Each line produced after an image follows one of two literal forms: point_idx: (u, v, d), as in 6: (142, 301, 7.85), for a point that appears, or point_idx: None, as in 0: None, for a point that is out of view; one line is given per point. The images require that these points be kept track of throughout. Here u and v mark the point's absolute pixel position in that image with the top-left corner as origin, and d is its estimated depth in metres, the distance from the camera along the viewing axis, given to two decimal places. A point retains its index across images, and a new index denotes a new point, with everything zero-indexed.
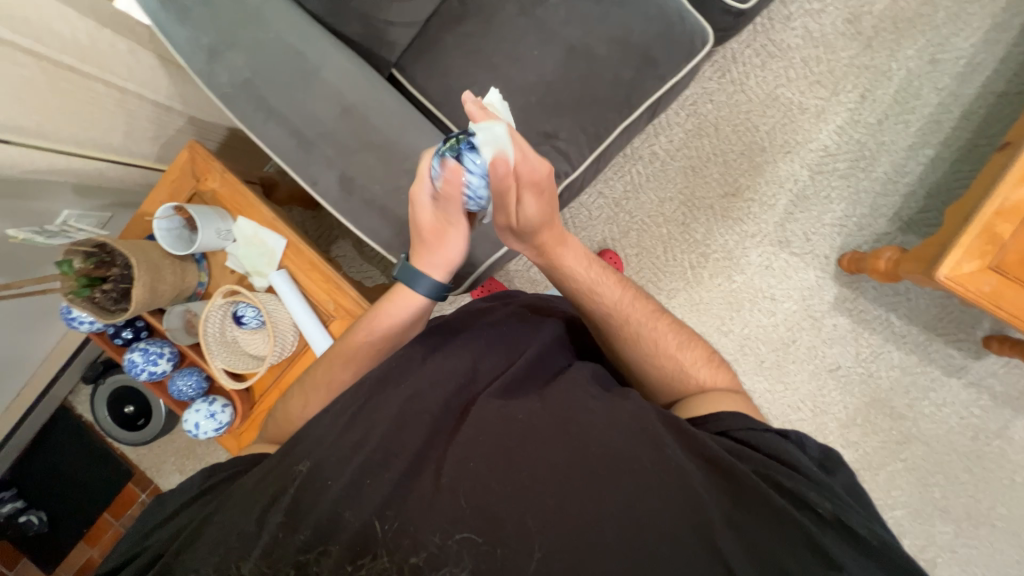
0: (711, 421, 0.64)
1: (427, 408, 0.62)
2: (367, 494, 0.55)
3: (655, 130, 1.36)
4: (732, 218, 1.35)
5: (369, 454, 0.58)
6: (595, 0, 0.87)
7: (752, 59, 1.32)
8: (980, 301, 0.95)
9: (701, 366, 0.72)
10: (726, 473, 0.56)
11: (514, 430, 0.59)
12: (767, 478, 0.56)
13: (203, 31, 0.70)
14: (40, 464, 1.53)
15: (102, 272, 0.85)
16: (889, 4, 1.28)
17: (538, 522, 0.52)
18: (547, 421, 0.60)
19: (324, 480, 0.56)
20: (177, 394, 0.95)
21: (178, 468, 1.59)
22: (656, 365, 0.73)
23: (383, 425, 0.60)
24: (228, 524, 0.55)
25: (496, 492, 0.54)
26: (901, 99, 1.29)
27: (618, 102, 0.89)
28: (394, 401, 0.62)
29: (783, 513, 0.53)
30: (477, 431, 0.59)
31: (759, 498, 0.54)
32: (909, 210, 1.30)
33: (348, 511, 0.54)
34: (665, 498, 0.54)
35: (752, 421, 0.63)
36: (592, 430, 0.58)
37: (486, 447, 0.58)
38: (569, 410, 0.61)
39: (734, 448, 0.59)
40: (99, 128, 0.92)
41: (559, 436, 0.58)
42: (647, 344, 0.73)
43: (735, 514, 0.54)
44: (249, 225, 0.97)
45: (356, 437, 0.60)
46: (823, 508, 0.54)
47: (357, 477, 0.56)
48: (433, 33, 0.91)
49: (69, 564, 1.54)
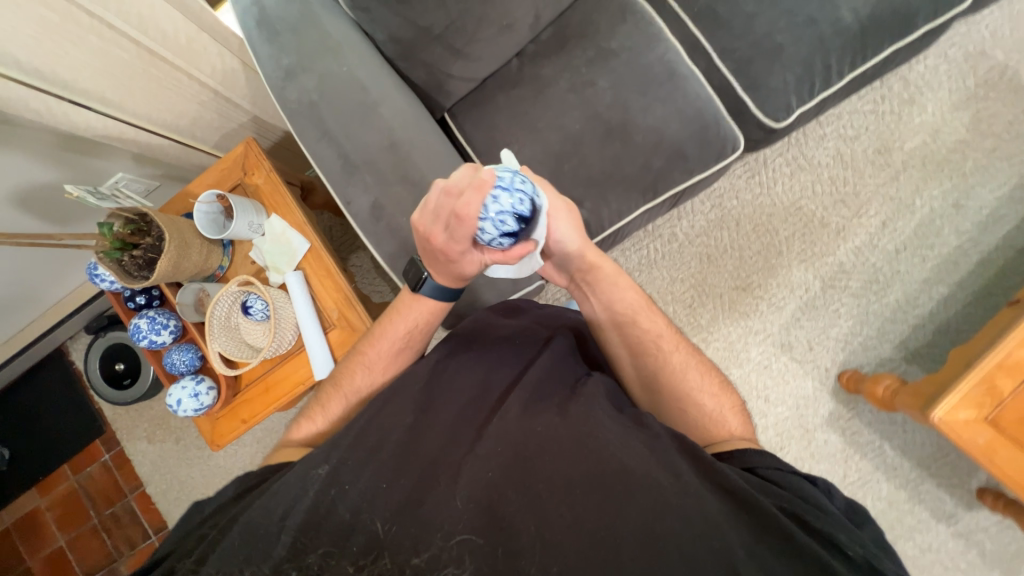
0: (736, 457, 0.66)
1: (448, 413, 0.67)
2: (383, 497, 0.56)
3: (679, 213, 1.41)
4: (739, 311, 1.37)
5: (384, 460, 0.60)
6: (641, 92, 0.94)
7: (782, 167, 1.38)
8: (973, 452, 0.93)
9: (733, 413, 0.74)
10: (748, 507, 0.56)
11: (530, 438, 0.61)
12: (793, 516, 0.56)
13: (286, 53, 0.79)
14: (18, 401, 1.55)
15: (136, 239, 0.91)
16: (920, 145, 1.34)
17: (551, 532, 0.53)
18: (565, 434, 0.61)
19: (342, 484, 0.58)
20: (169, 366, 0.97)
21: (147, 435, 1.56)
22: (687, 405, 0.74)
23: (396, 431, 0.64)
24: (247, 530, 0.54)
25: (511, 498, 0.55)
26: (921, 233, 1.33)
27: (644, 186, 0.94)
28: (409, 408, 0.67)
29: (806, 549, 0.52)
30: (494, 436, 0.62)
31: (785, 534, 0.53)
32: (915, 342, 1.30)
33: (365, 514, 0.55)
34: (687, 520, 0.53)
35: (779, 462, 0.64)
36: (610, 447, 0.60)
37: (505, 453, 0.60)
38: (586, 424, 0.63)
39: (758, 484, 0.60)
40: (171, 111, 1.01)
41: (575, 449, 0.60)
42: (683, 377, 0.76)
43: (760, 549, 0.52)
44: (279, 224, 1.02)
45: (373, 440, 0.63)
46: (852, 551, 0.53)
47: (375, 480, 0.58)
48: (488, 90, 0.99)
49: (18, 506, 1.56)
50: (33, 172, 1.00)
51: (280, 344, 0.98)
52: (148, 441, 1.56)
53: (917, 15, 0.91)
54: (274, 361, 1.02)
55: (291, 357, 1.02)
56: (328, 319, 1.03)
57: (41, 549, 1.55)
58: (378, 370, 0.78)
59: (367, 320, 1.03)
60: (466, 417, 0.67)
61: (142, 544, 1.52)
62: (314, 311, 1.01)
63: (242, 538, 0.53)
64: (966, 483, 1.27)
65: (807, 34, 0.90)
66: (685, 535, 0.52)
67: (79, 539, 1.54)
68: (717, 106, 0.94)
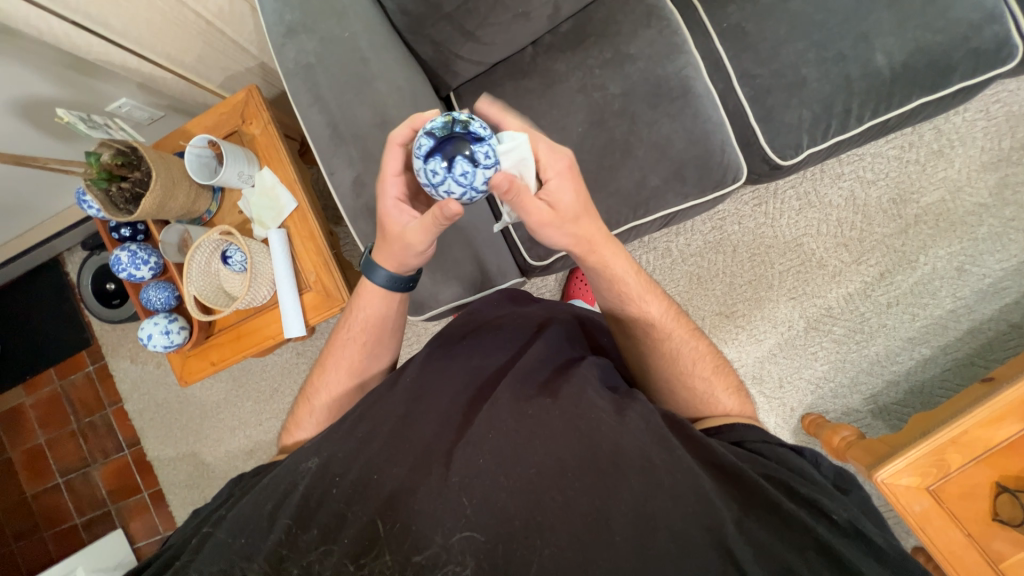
0: (727, 432, 0.65)
1: (434, 404, 0.65)
2: (374, 487, 0.57)
3: (678, 229, 1.39)
4: (719, 337, 1.36)
5: (377, 450, 0.60)
6: (651, 105, 0.90)
7: (792, 200, 1.35)
8: (908, 518, 0.95)
9: (727, 392, 0.71)
10: (738, 482, 0.55)
11: (522, 424, 0.59)
12: (782, 485, 0.56)
13: (289, 10, 0.78)
14: (13, 303, 1.60)
15: (125, 172, 0.92)
16: (937, 201, 1.29)
17: (549, 520, 0.52)
18: (557, 418, 0.59)
19: (334, 476, 0.59)
20: (146, 302, 1.00)
21: (131, 355, 1.60)
22: (684, 383, 0.71)
23: (390, 418, 0.64)
24: (242, 531, 0.57)
25: (506, 488, 0.54)
26: (918, 291, 1.30)
27: (636, 202, 0.92)
28: (399, 399, 0.66)
29: (796, 521, 0.52)
30: (485, 422, 0.60)
31: (771, 504, 0.53)
32: (886, 398, 1.30)
33: (358, 505, 0.56)
34: (679, 500, 0.53)
35: (766, 435, 0.64)
36: (603, 427, 0.57)
37: (497, 440, 0.58)
38: (579, 406, 0.60)
39: (745, 456, 0.59)
40: (178, 48, 1.00)
41: (566, 431, 0.57)
42: (681, 360, 0.72)
43: (748, 522, 0.52)
44: (270, 178, 1.02)
45: (365, 430, 0.63)
46: (838, 516, 0.53)
47: (367, 469, 0.59)
48: (496, 77, 0.97)
49: (5, 400, 1.64)
50: (35, 86, 1.00)
51: (255, 297, 1.00)
52: (130, 361, 1.60)
53: (952, 70, 0.87)
54: (248, 312, 1.04)
55: (263, 311, 1.04)
56: (305, 281, 1.04)
57: (23, 443, 1.63)
58: (343, 369, 0.78)
59: (341, 289, 1.04)
60: (457, 401, 0.66)
61: (115, 456, 1.60)
62: (292, 271, 1.02)
63: (239, 531, 0.57)
64: (904, 541, 1.27)
65: (832, 74, 0.87)
66: (678, 514, 0.52)
67: (58, 439, 1.62)
68: (727, 131, 0.91)
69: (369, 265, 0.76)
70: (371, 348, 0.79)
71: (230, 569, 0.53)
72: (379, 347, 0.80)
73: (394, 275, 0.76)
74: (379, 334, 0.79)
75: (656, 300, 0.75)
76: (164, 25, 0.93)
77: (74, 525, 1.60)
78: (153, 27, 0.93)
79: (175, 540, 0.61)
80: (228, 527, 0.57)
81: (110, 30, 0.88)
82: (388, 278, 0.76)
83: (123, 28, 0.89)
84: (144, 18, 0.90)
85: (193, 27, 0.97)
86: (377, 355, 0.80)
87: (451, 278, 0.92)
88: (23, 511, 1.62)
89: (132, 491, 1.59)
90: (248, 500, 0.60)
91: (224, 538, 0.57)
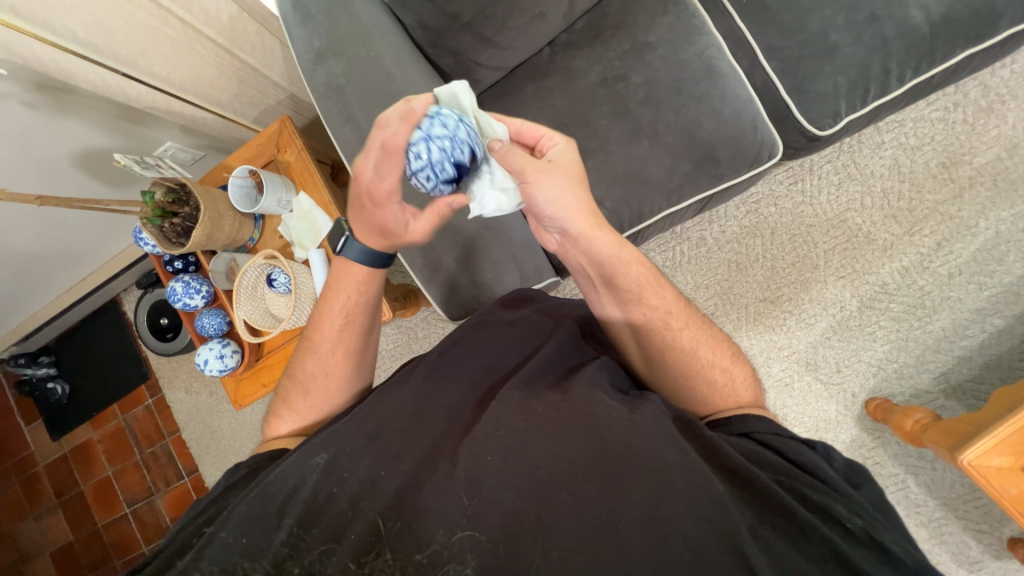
0: (733, 423, 0.62)
1: (445, 404, 0.64)
2: (383, 484, 0.56)
3: (711, 216, 1.35)
4: (765, 323, 1.31)
5: (384, 446, 0.59)
6: (675, 90, 0.89)
7: (829, 175, 1.29)
8: (1001, 502, 0.86)
9: (743, 382, 0.67)
10: (746, 484, 0.52)
11: (530, 421, 0.57)
12: (792, 489, 0.52)
13: (318, 37, 0.83)
14: (78, 343, 1.71)
15: (176, 208, 0.98)
16: (992, 159, 1.21)
17: (557, 520, 0.50)
18: (567, 416, 0.57)
19: (342, 473, 0.57)
20: (200, 329, 1.05)
21: (185, 386, 1.67)
22: (685, 389, 0.67)
23: (398, 417, 0.62)
24: (241, 527, 0.55)
25: (514, 487, 0.52)
26: (982, 259, 1.21)
27: (669, 189, 0.90)
28: (407, 396, 0.65)
29: (807, 527, 0.49)
30: (493, 419, 0.58)
31: (785, 510, 0.50)
32: (959, 375, 1.20)
33: (366, 501, 0.55)
34: (693, 505, 0.50)
35: (777, 427, 0.60)
36: (614, 426, 0.55)
37: (505, 438, 0.56)
38: (588, 404, 0.58)
39: (756, 455, 0.56)
40: (217, 89, 1.06)
41: (575, 428, 0.56)
42: (688, 355, 0.67)
43: (763, 530, 0.49)
44: (307, 201, 1.07)
45: (374, 425, 0.61)
46: (853, 524, 0.49)
47: (374, 467, 0.57)
48: (517, 81, 0.99)
49: (75, 436, 1.74)
50: (94, 138, 1.09)
51: (299, 318, 1.03)
52: (185, 391, 1.67)
53: (999, 16, 0.82)
54: (294, 332, 1.07)
55: (308, 330, 1.07)
56: None
57: (92, 476, 1.72)
58: (339, 353, 0.76)
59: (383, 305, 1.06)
60: (466, 401, 0.64)
61: (176, 484, 1.67)
62: None
63: (246, 529, 0.55)
64: (998, 532, 1.16)
65: (865, 35, 0.84)
66: (689, 518, 0.49)
67: (124, 471, 1.71)
68: (756, 107, 0.89)
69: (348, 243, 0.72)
70: (363, 333, 0.77)
71: (230, 569, 0.52)
72: (371, 327, 0.79)
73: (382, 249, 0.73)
74: (372, 317, 0.78)
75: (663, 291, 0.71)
76: (202, 67, 1.00)
77: (141, 553, 1.67)
78: (195, 72, 1.00)
79: (178, 535, 0.60)
80: (231, 527, 0.55)
81: (156, 77, 0.95)
82: (376, 255, 0.73)
83: (167, 74, 0.96)
84: (186, 62, 0.97)
85: (228, 66, 1.04)
86: (369, 336, 0.79)
87: (487, 281, 0.93)
88: (96, 542, 1.70)
89: None
90: (248, 497, 0.58)
91: (229, 538, 0.55)
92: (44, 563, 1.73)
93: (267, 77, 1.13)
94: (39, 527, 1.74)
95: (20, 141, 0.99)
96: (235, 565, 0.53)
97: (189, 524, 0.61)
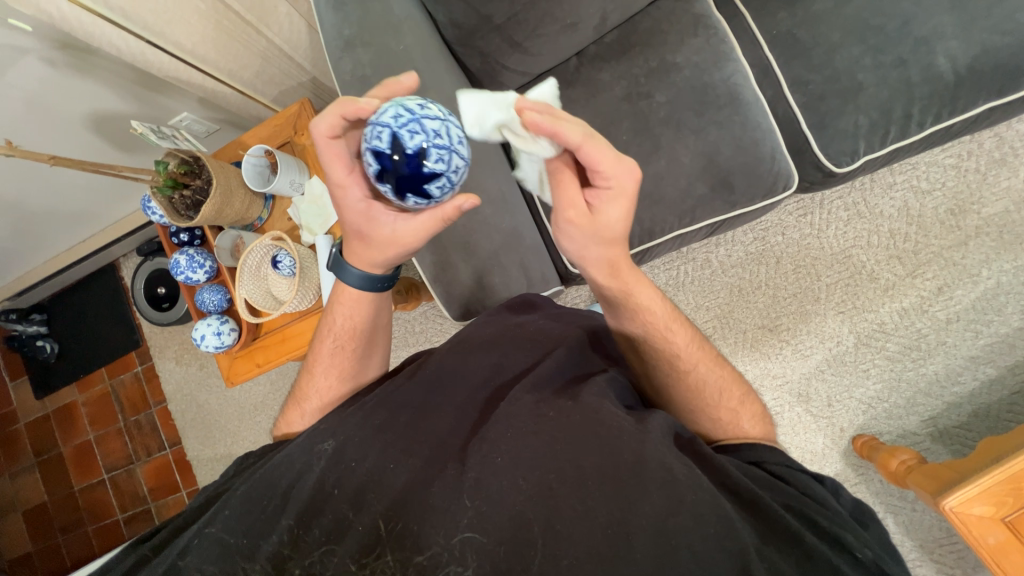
0: (744, 451, 0.62)
1: (451, 401, 0.64)
2: (389, 478, 0.55)
3: (718, 240, 1.36)
4: (760, 350, 1.31)
5: (391, 439, 0.59)
6: (697, 113, 0.90)
7: (839, 211, 1.30)
8: (979, 551, 0.87)
9: (753, 418, 0.66)
10: (753, 509, 0.52)
11: (540, 426, 0.57)
12: (802, 516, 0.53)
13: (349, 26, 0.83)
14: (71, 304, 1.69)
15: (187, 180, 0.98)
16: (1000, 211, 1.22)
17: (564, 527, 0.50)
18: (576, 423, 0.57)
19: (348, 463, 0.57)
20: (200, 304, 1.05)
21: (176, 357, 1.66)
22: (703, 411, 0.67)
23: (406, 412, 0.62)
24: (243, 517, 0.55)
25: (522, 490, 0.52)
26: (981, 308, 1.22)
27: (682, 210, 0.91)
28: (415, 391, 0.65)
29: (816, 555, 0.49)
30: (503, 421, 0.59)
31: (793, 537, 0.50)
32: (947, 420, 1.21)
33: (371, 494, 0.54)
34: (700, 520, 0.49)
35: (786, 459, 0.60)
36: (624, 436, 0.55)
37: (515, 440, 0.56)
38: (598, 413, 0.58)
39: (764, 480, 0.56)
40: (240, 64, 1.05)
41: (584, 434, 0.56)
42: (708, 390, 0.66)
43: (767, 550, 0.49)
44: (319, 186, 1.06)
45: (382, 417, 0.62)
46: (863, 555, 0.50)
47: (381, 460, 0.57)
48: (541, 88, 0.99)
49: (59, 397, 1.73)
50: (108, 101, 1.08)
51: (300, 302, 1.02)
52: (175, 362, 1.66)
53: (1023, 73, 0.83)
54: (292, 316, 1.07)
55: (309, 316, 1.06)
56: None
57: (73, 439, 1.71)
58: (333, 375, 0.75)
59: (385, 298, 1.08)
60: (475, 398, 0.65)
61: (157, 454, 1.66)
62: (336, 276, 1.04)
63: (246, 527, 0.55)
64: None
65: (890, 78, 0.85)
66: (698, 533, 0.49)
67: (105, 437, 1.69)
68: (777, 138, 0.90)
69: (340, 265, 0.73)
70: (359, 352, 0.76)
71: (231, 568, 0.52)
72: (369, 347, 0.78)
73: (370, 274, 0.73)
74: (369, 338, 0.77)
75: (681, 329, 0.69)
76: (227, 42, 0.99)
77: (116, 521, 1.66)
78: (219, 46, 0.99)
79: (187, 510, 0.62)
80: (230, 523, 0.55)
81: (180, 48, 0.94)
82: (367, 278, 0.73)
83: (192, 47, 0.95)
84: (211, 37, 0.96)
85: (253, 43, 1.03)
86: (367, 357, 0.78)
87: (492, 283, 0.93)
88: (71, 505, 1.69)
89: (171, 489, 1.63)
90: (252, 485, 0.58)
91: (229, 531, 0.54)
92: (16, 521, 1.72)
93: (290, 57, 1.13)
94: (14, 485, 1.73)
95: (34, 98, 0.98)
96: (237, 563, 0.53)
97: (193, 506, 0.62)
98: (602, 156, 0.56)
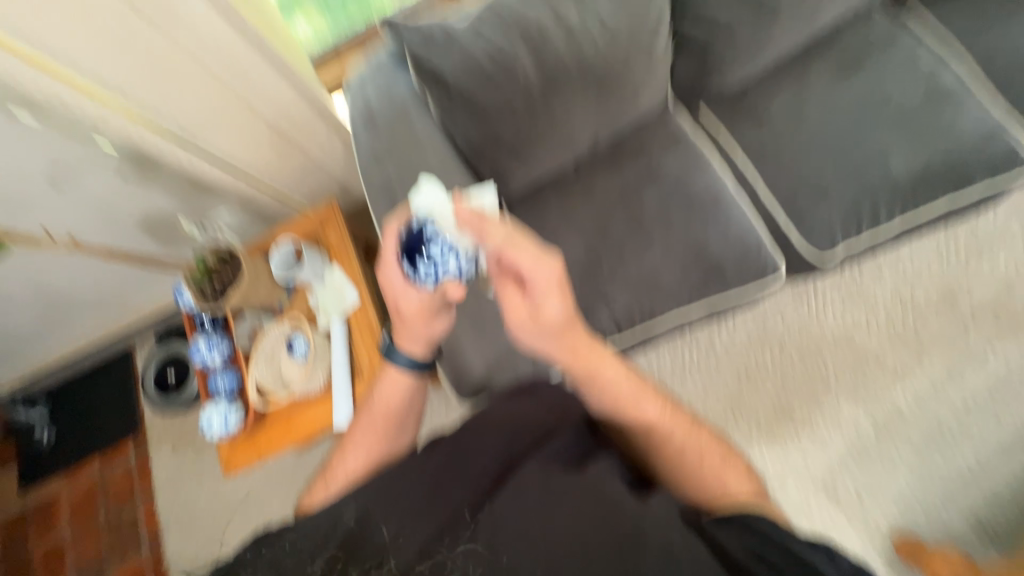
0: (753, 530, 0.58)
1: (466, 476, 0.64)
2: (409, 536, 0.59)
3: (719, 325, 1.36)
4: (778, 438, 1.27)
5: (409, 504, 0.61)
6: (685, 210, 1.00)
7: (835, 296, 1.32)
8: None
9: (738, 480, 0.65)
10: None
11: (549, 494, 0.58)
12: None
13: (381, 144, 0.98)
14: (78, 390, 1.70)
15: (221, 270, 1.07)
16: (989, 295, 1.27)
17: None
18: (583, 494, 0.58)
19: (371, 523, 0.60)
20: (212, 388, 1.06)
21: (172, 445, 1.62)
22: (687, 480, 0.65)
23: (420, 485, 0.63)
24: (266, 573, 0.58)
25: (529, 547, 0.55)
26: (992, 392, 1.21)
27: (680, 295, 0.97)
28: (433, 462, 0.65)
29: None
30: (513, 489, 0.60)
31: None
32: (989, 514, 1.14)
33: (393, 549, 0.58)
34: None
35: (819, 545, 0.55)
36: (626, 504, 0.56)
37: (525, 506, 0.58)
38: (604, 485, 0.58)
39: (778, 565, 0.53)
40: (280, 172, 1.20)
41: (591, 505, 0.57)
42: (688, 459, 0.66)
43: None
44: (339, 275, 1.14)
45: (398, 487, 0.62)
46: None
47: (401, 522, 0.60)
48: (544, 189, 1.12)
49: (42, 490, 1.65)
50: (160, 204, 1.22)
51: (309, 386, 1.04)
52: (170, 451, 1.61)
53: (970, 176, 0.94)
54: (301, 400, 1.08)
55: (316, 399, 1.07)
56: (358, 370, 1.08)
57: (48, 539, 1.60)
58: (361, 455, 0.74)
59: None
60: (486, 472, 0.64)
61: (135, 557, 1.53)
62: (348, 360, 1.07)
63: None
64: None
65: (854, 180, 0.96)
66: None
67: (83, 536, 1.58)
68: (761, 232, 0.99)
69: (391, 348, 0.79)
70: (390, 434, 0.76)
71: None
72: (399, 428, 0.78)
73: (417, 355, 0.80)
74: (403, 419, 0.78)
75: (650, 397, 0.69)
76: (271, 155, 1.14)
77: None
78: (265, 157, 1.14)
79: None
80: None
81: (232, 160, 1.09)
82: (415, 362, 0.80)
83: (242, 159, 1.10)
84: (260, 150, 1.12)
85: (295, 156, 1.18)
86: (397, 438, 0.77)
87: (501, 365, 0.95)
88: None
89: None
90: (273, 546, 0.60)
91: None
92: None
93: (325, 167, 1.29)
94: None
95: None
96: None
97: None
98: (536, 266, 0.62)
